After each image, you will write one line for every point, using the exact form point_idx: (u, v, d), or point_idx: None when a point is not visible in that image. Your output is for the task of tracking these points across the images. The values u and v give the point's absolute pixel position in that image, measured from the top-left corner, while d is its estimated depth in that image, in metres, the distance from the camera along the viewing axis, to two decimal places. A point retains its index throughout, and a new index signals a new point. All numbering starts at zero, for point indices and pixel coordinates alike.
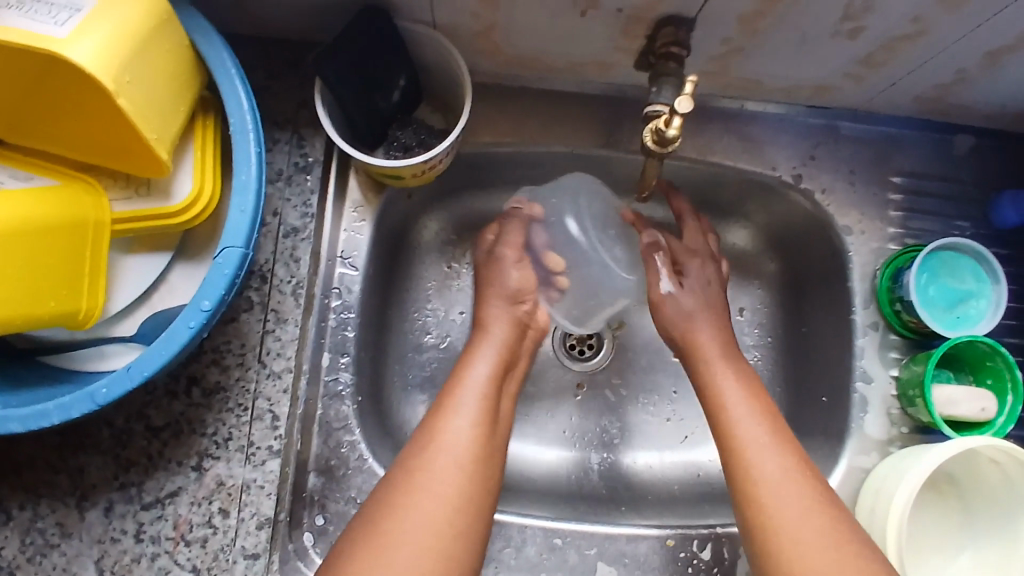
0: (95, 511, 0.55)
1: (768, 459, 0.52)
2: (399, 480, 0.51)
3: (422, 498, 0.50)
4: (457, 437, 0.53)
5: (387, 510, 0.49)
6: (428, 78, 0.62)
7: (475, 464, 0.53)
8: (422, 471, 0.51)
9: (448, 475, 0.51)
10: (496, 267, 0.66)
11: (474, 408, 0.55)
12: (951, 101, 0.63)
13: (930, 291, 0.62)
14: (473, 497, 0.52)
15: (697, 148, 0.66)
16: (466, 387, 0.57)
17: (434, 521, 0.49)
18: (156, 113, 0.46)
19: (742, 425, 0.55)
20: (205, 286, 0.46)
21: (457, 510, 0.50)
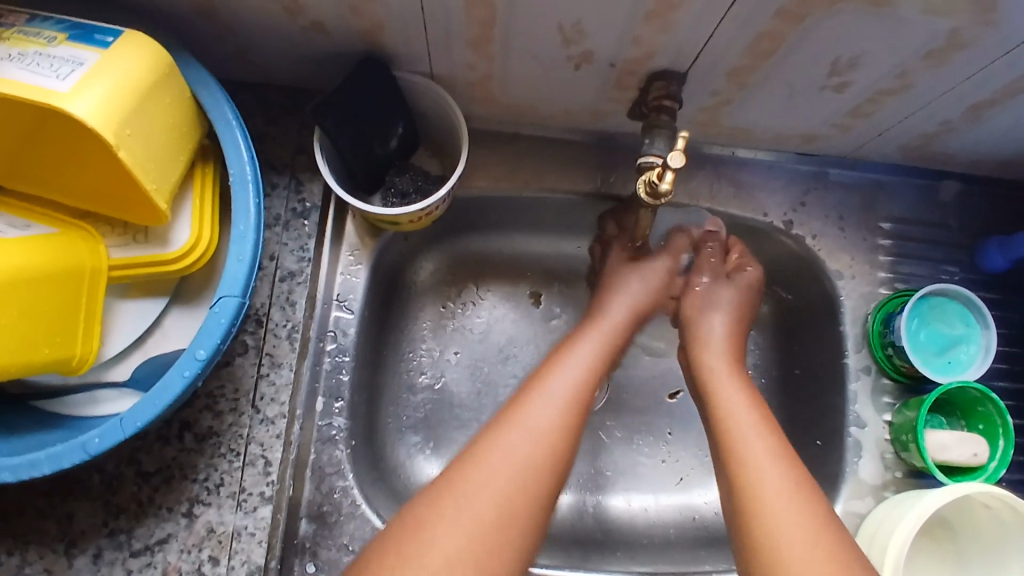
0: (83, 559, 0.54)
1: (751, 450, 0.52)
2: (468, 460, 0.50)
3: (494, 470, 0.49)
4: (543, 414, 0.52)
5: (461, 472, 0.49)
6: (424, 124, 0.63)
7: (558, 442, 0.52)
8: (496, 444, 0.50)
9: (521, 443, 0.50)
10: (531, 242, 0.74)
11: (568, 390, 0.55)
12: (937, 149, 0.65)
13: (921, 335, 0.63)
14: (546, 471, 0.50)
15: (690, 193, 0.67)
16: (563, 369, 0.57)
17: (505, 495, 0.48)
18: (156, 163, 0.46)
19: (737, 429, 0.54)
20: (200, 335, 0.46)
21: (528, 484, 0.49)
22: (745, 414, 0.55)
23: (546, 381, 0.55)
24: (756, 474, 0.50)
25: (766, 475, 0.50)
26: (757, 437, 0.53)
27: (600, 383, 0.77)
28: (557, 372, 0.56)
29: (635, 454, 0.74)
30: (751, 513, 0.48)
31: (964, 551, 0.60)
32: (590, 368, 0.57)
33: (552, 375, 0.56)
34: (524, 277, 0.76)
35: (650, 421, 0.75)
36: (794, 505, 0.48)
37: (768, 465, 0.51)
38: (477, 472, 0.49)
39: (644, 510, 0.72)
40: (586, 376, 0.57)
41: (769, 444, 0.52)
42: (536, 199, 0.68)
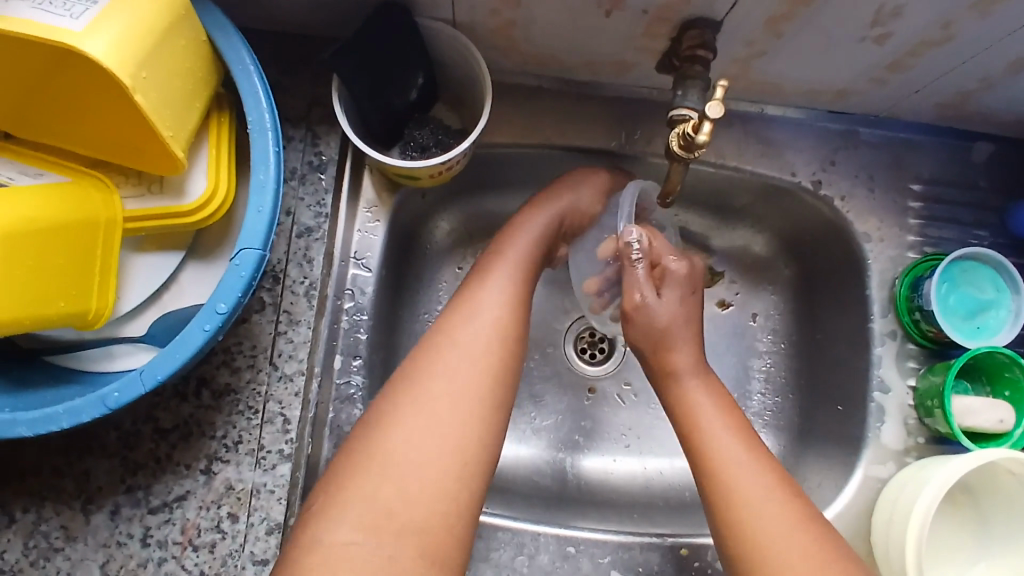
0: (101, 515, 0.54)
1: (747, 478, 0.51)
2: (426, 363, 0.51)
3: (438, 389, 0.49)
4: (472, 335, 0.52)
5: (385, 421, 0.48)
6: (445, 75, 0.61)
7: (489, 360, 0.52)
8: (442, 355, 0.51)
9: (455, 373, 0.50)
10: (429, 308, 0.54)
11: (501, 292, 0.56)
12: (972, 107, 0.63)
13: (950, 299, 0.61)
14: (473, 413, 0.49)
15: (715, 150, 0.65)
16: (490, 290, 0.56)
17: (450, 427, 0.48)
18: (172, 109, 0.44)
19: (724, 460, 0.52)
20: (220, 288, 0.45)
21: (468, 407, 0.49)
22: (714, 415, 0.55)
23: (469, 303, 0.55)
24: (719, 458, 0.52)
25: (746, 483, 0.51)
26: (744, 455, 0.52)
27: (617, 348, 0.76)
28: (487, 285, 0.56)
29: (650, 417, 0.74)
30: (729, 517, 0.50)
31: (984, 518, 0.60)
32: (511, 278, 0.57)
33: (488, 273, 0.58)
34: None
35: None
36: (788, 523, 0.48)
37: (748, 469, 0.51)
38: (424, 396, 0.49)
39: (660, 474, 0.72)
40: (511, 294, 0.56)
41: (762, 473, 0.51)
42: (556, 156, 0.66)
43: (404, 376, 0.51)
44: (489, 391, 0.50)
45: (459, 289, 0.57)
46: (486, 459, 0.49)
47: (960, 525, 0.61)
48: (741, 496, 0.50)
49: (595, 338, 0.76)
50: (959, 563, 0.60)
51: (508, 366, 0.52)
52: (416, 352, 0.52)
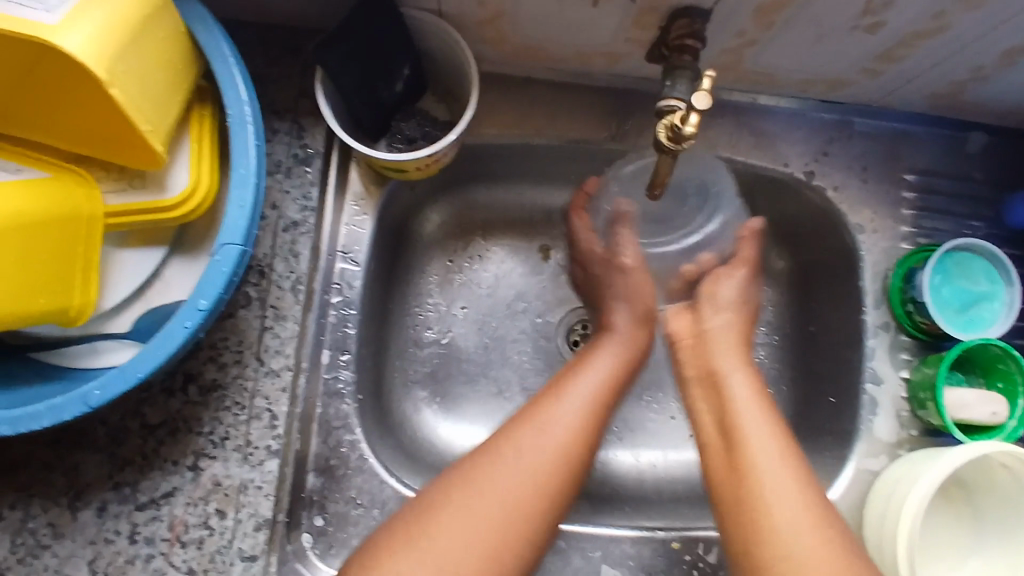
0: (88, 512, 0.54)
1: (773, 475, 0.49)
2: (510, 442, 0.51)
3: (500, 482, 0.49)
4: (562, 424, 0.52)
5: (457, 488, 0.49)
6: (432, 66, 0.60)
7: (576, 447, 0.52)
8: (522, 439, 0.51)
9: (534, 454, 0.51)
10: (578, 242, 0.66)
11: (585, 402, 0.54)
12: (968, 98, 0.62)
13: (944, 292, 0.60)
14: (547, 495, 0.50)
15: (706, 141, 0.64)
16: (582, 381, 0.56)
17: (511, 501, 0.49)
18: (150, 104, 0.43)
19: (756, 451, 0.50)
20: (202, 284, 0.44)
21: (528, 502, 0.49)
22: (759, 425, 0.52)
23: (568, 389, 0.55)
24: (756, 459, 0.50)
25: (772, 485, 0.49)
26: (780, 460, 0.50)
27: None
28: (582, 378, 0.56)
29: (644, 411, 0.74)
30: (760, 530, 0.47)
31: (976, 512, 0.60)
32: (613, 365, 0.58)
33: (571, 381, 0.56)
34: (534, 230, 0.74)
35: (659, 378, 0.75)
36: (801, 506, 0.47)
37: (779, 471, 0.49)
38: (488, 483, 0.49)
39: (652, 467, 0.72)
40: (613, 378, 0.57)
41: (795, 476, 0.49)
42: (546, 148, 0.65)
43: (481, 456, 0.51)
44: (560, 480, 0.51)
45: (561, 369, 0.58)
46: (540, 530, 0.49)
47: (953, 518, 0.60)
48: (763, 484, 0.49)
49: None
50: (951, 558, 0.59)
51: (588, 451, 0.53)
52: (511, 433, 0.52)
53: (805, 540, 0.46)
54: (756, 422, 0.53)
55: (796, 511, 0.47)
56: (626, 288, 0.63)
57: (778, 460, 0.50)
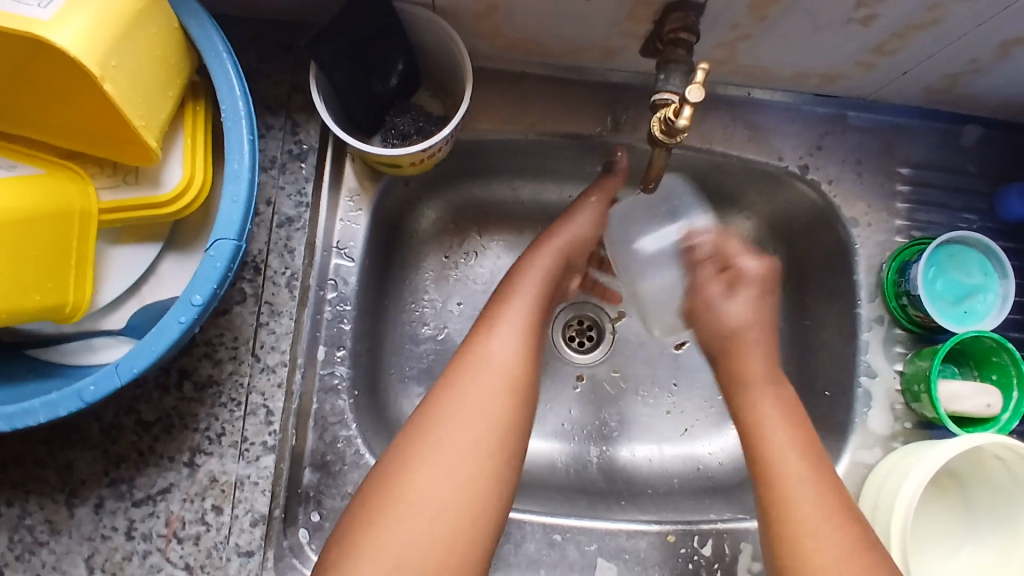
0: (85, 508, 0.54)
1: (804, 504, 0.50)
2: (459, 384, 0.52)
3: (453, 426, 0.49)
4: (498, 358, 0.53)
5: (414, 444, 0.49)
6: (426, 61, 0.59)
7: (517, 380, 0.52)
8: (462, 379, 0.51)
9: (473, 391, 0.51)
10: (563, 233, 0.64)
11: (515, 334, 0.55)
12: (962, 91, 0.61)
13: (938, 285, 0.61)
14: (503, 429, 0.50)
15: (702, 135, 0.64)
16: (510, 315, 0.56)
17: (472, 445, 0.49)
18: (144, 99, 0.43)
19: (788, 477, 0.52)
20: (196, 280, 0.43)
21: (491, 444, 0.49)
22: (791, 450, 0.53)
23: (496, 323, 0.55)
24: (786, 484, 0.52)
25: (806, 515, 0.50)
26: (812, 488, 0.51)
27: (605, 335, 0.77)
28: (509, 311, 0.56)
29: (640, 405, 0.74)
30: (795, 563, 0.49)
31: (968, 503, 0.61)
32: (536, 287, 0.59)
33: (499, 316, 0.56)
34: (529, 225, 0.74)
35: (655, 373, 0.75)
36: (831, 535, 0.48)
37: (811, 499, 0.51)
38: (442, 432, 0.49)
39: (648, 460, 0.73)
40: (540, 298, 0.59)
41: (825, 503, 0.51)
42: (541, 143, 0.65)
43: (427, 407, 0.51)
44: (507, 411, 0.51)
45: (490, 305, 0.58)
46: (509, 465, 0.50)
47: (946, 508, 0.61)
48: (796, 513, 0.50)
49: (583, 326, 0.78)
50: (946, 549, 0.60)
51: (528, 384, 0.53)
52: (447, 379, 0.52)
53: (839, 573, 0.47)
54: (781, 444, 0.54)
55: (830, 541, 0.49)
56: (550, 231, 0.64)
57: (810, 487, 0.51)
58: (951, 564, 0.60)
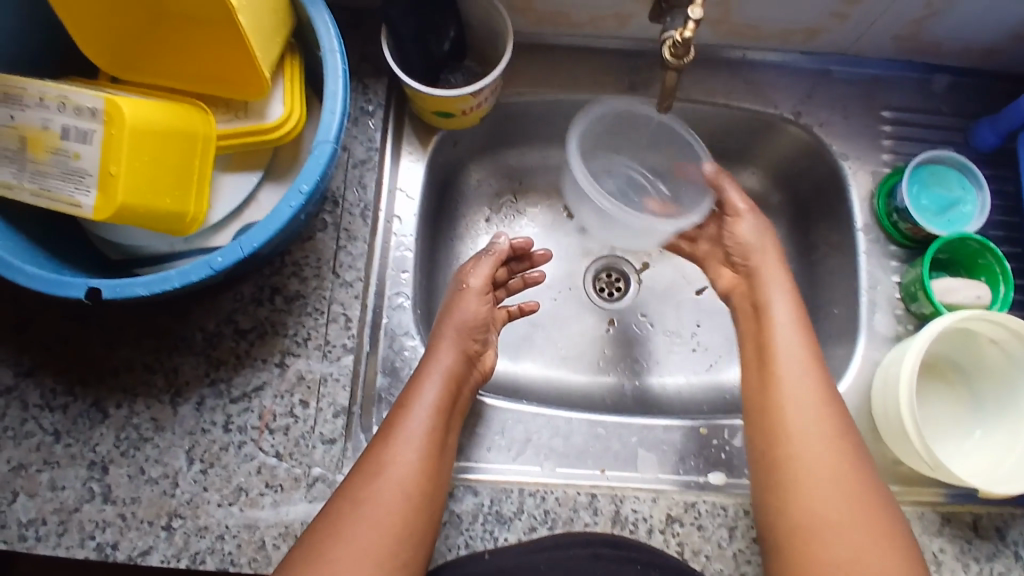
0: (187, 406, 0.62)
1: (798, 406, 0.58)
2: (347, 507, 0.54)
3: (360, 533, 0.53)
4: (402, 465, 0.56)
5: (318, 550, 0.52)
6: (471, 34, 0.72)
7: (419, 484, 0.56)
8: (369, 487, 0.55)
9: (381, 497, 0.55)
10: (460, 297, 0.69)
11: (419, 438, 0.58)
12: (925, 38, 0.72)
13: (922, 199, 0.69)
14: (407, 530, 0.54)
15: (705, 91, 0.75)
16: (414, 419, 0.59)
17: (375, 548, 0.53)
18: (262, 36, 0.55)
19: (785, 371, 0.60)
20: (304, 172, 0.54)
21: (392, 544, 0.53)
22: (794, 356, 0.61)
23: (401, 427, 0.58)
24: (783, 385, 0.60)
25: (800, 411, 0.58)
26: (809, 389, 0.59)
27: (631, 284, 0.85)
28: (413, 413, 0.59)
29: (667, 343, 0.82)
30: (784, 458, 0.57)
31: (975, 394, 0.67)
32: (440, 388, 0.61)
33: (405, 417, 0.59)
34: (559, 189, 0.85)
35: (679, 314, 0.83)
36: (830, 444, 0.56)
37: (808, 400, 0.59)
38: (347, 540, 0.53)
39: (678, 391, 0.80)
40: (439, 404, 0.60)
41: (822, 405, 0.58)
42: (569, 104, 0.76)
43: (333, 514, 0.54)
44: (409, 509, 0.55)
45: (395, 407, 0.61)
46: (413, 560, 0.54)
47: (955, 401, 0.68)
48: (789, 411, 0.58)
49: (612, 278, 0.85)
50: (960, 434, 0.66)
51: (428, 488, 0.56)
52: (356, 486, 0.55)
53: (824, 465, 0.56)
54: (800, 383, 0.59)
55: (817, 440, 0.57)
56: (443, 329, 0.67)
57: (810, 392, 0.59)
58: (965, 447, 0.65)
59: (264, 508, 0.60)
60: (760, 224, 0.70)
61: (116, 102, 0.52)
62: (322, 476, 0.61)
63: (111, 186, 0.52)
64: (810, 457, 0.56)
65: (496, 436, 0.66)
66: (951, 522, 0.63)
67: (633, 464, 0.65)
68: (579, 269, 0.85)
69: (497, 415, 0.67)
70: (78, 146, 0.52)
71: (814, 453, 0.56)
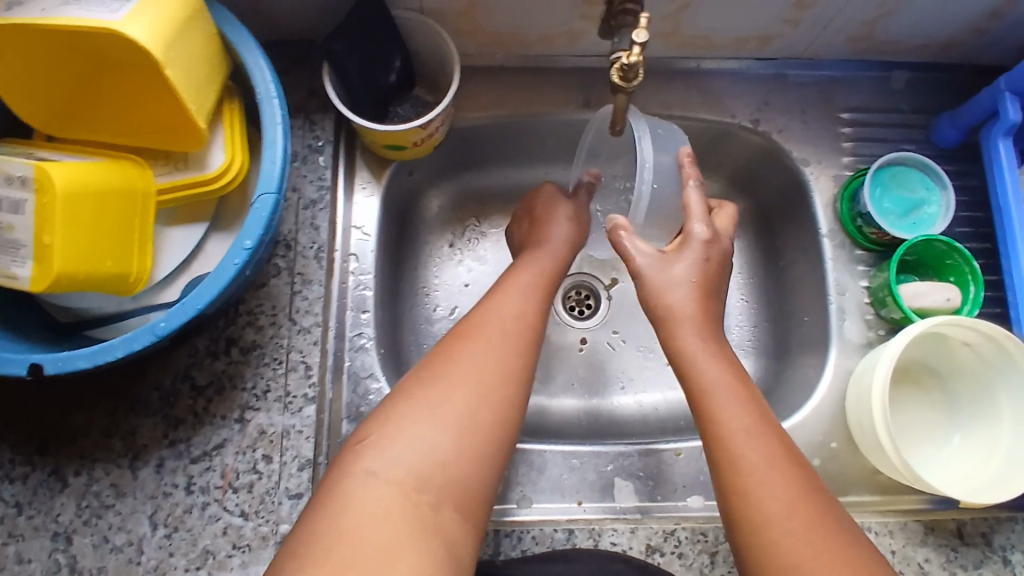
0: (147, 469, 0.60)
1: (738, 434, 0.52)
2: (444, 357, 0.53)
3: (454, 379, 0.51)
4: (496, 335, 0.56)
5: (414, 390, 0.51)
6: (418, 61, 0.70)
7: (514, 355, 0.55)
8: (464, 346, 0.54)
9: (477, 358, 0.53)
10: (544, 220, 0.71)
11: (514, 317, 0.58)
12: (879, 38, 0.71)
13: (885, 202, 0.69)
14: (499, 396, 0.52)
15: (662, 104, 0.74)
16: (510, 299, 0.60)
17: (468, 400, 0.50)
18: (195, 86, 0.53)
19: (718, 402, 0.54)
20: (247, 227, 0.52)
21: (484, 399, 0.51)
22: (722, 384, 0.55)
23: (492, 308, 0.59)
24: (719, 416, 0.54)
25: (743, 442, 0.52)
26: (744, 416, 0.53)
27: (602, 301, 0.83)
28: (507, 297, 0.60)
29: (641, 360, 0.81)
30: (741, 497, 0.50)
31: (951, 396, 0.66)
32: (530, 289, 0.62)
33: (498, 300, 0.60)
34: None
35: (651, 329, 0.82)
36: (778, 473, 0.50)
37: (745, 431, 0.52)
38: (440, 386, 0.51)
39: (655, 409, 0.78)
40: (536, 298, 0.61)
41: (761, 435, 0.52)
42: (524, 124, 0.75)
43: (428, 365, 0.53)
44: (504, 379, 0.53)
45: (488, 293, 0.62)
46: (500, 432, 0.51)
47: (932, 406, 0.67)
48: (730, 445, 0.52)
49: (582, 296, 0.84)
50: (938, 440, 0.65)
51: (523, 363, 0.55)
52: (448, 345, 0.55)
53: (778, 498, 0.49)
54: (733, 416, 0.53)
55: (767, 471, 0.50)
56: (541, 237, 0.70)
57: (745, 418, 0.53)
58: (945, 452, 0.65)
59: (233, 570, 0.58)
60: (669, 273, 0.60)
61: (45, 169, 0.49)
62: None
63: (46, 256, 0.49)
64: (761, 493, 0.49)
65: None
66: (934, 530, 0.62)
67: (611, 494, 0.64)
68: None
69: None
70: (11, 218, 0.49)
71: (766, 484, 0.50)
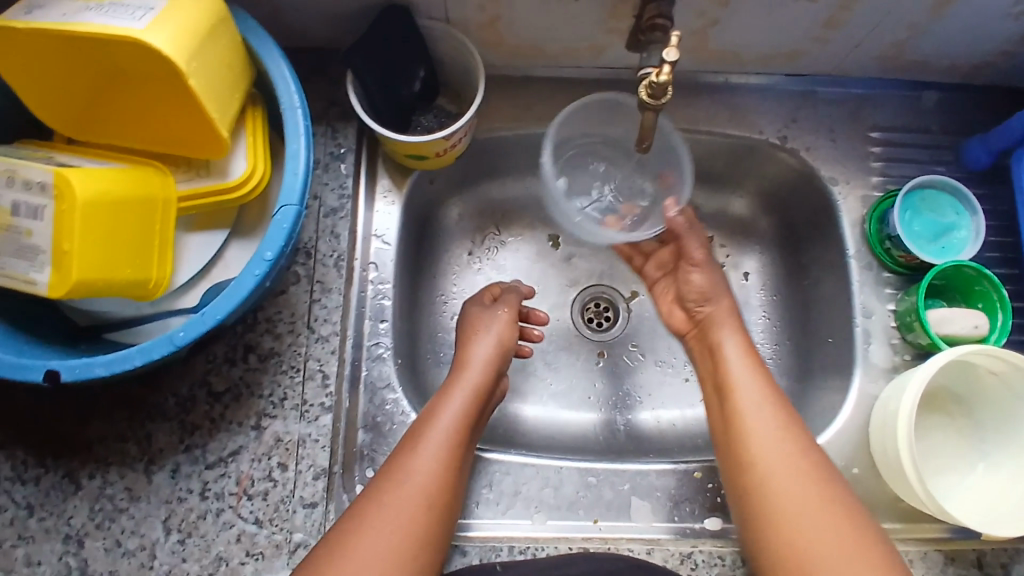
0: (162, 474, 0.60)
1: (758, 421, 0.56)
2: (366, 509, 0.52)
3: (375, 538, 0.51)
4: (419, 478, 0.54)
5: (329, 557, 0.50)
6: (443, 70, 0.69)
7: (435, 497, 0.54)
8: (387, 493, 0.53)
9: (401, 508, 0.52)
10: (481, 315, 0.69)
11: (440, 447, 0.56)
12: (912, 57, 0.70)
13: (915, 225, 0.68)
14: (421, 548, 0.52)
15: (687, 119, 0.73)
16: (439, 424, 0.58)
17: (385, 559, 0.50)
18: (216, 95, 0.53)
19: (738, 385, 0.59)
20: (267, 238, 0.52)
21: (401, 557, 0.51)
22: (748, 378, 0.59)
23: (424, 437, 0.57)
24: (739, 404, 0.57)
25: (761, 428, 0.56)
26: (762, 404, 0.57)
27: (621, 314, 0.83)
28: (438, 423, 0.58)
29: (659, 375, 0.80)
30: (754, 479, 0.54)
31: (977, 423, 0.65)
32: (465, 402, 0.60)
33: (429, 428, 0.58)
34: (541, 220, 0.83)
35: (670, 345, 0.81)
36: (791, 455, 0.54)
37: (763, 416, 0.56)
38: (360, 546, 0.50)
39: (672, 425, 0.77)
40: (463, 418, 0.59)
41: (778, 416, 0.56)
42: (547, 136, 0.74)
43: (348, 518, 0.52)
44: (418, 516, 0.53)
45: (417, 418, 0.60)
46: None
47: (956, 433, 0.66)
48: (748, 426, 0.56)
49: (601, 308, 0.83)
50: (961, 467, 0.64)
51: (443, 503, 0.54)
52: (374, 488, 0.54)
53: (790, 477, 0.53)
54: (755, 410, 0.57)
55: (780, 448, 0.54)
56: (469, 343, 0.66)
57: (761, 398, 0.57)
58: (967, 481, 0.63)
59: None
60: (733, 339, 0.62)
61: (65, 176, 0.48)
62: (304, 542, 0.59)
63: (66, 263, 0.49)
64: (772, 472, 0.54)
65: (484, 490, 0.63)
66: (954, 560, 0.61)
67: (627, 513, 0.63)
68: (567, 301, 0.82)
69: (485, 467, 0.64)
70: (29, 223, 0.49)
71: (778, 464, 0.54)
